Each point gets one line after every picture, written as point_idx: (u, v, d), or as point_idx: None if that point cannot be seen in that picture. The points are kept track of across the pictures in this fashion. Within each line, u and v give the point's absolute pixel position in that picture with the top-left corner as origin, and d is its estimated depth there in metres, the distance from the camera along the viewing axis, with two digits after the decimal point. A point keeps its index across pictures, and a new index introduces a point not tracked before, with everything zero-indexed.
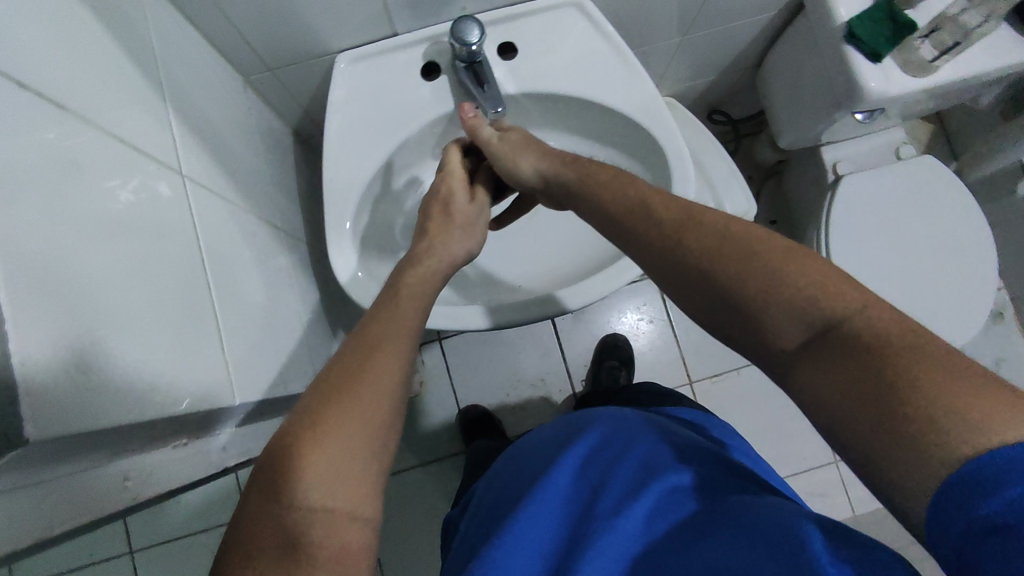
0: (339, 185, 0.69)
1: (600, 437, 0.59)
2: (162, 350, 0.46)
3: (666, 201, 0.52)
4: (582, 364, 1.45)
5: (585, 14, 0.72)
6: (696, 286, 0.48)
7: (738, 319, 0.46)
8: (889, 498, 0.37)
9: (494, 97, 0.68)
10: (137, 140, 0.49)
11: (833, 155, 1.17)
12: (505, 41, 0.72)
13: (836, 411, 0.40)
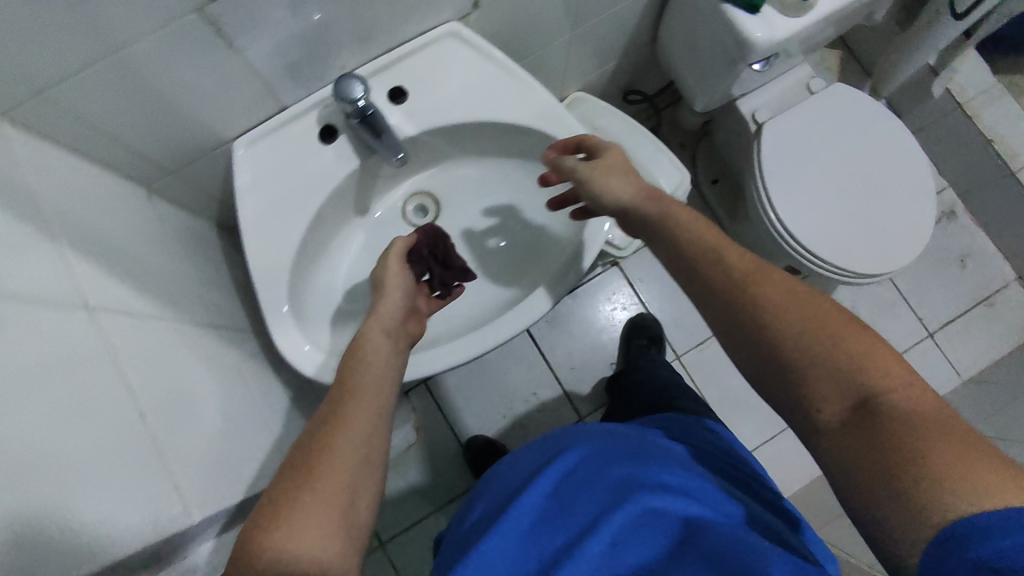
0: (267, 269, 0.69)
1: (578, 456, 0.59)
2: (100, 498, 0.45)
3: (739, 256, 0.56)
4: (569, 366, 1.45)
5: (464, 40, 0.72)
6: (748, 335, 0.53)
7: (781, 366, 0.52)
8: (885, 525, 0.44)
9: (393, 145, 0.71)
10: (39, 293, 0.47)
11: (749, 106, 1.19)
12: (393, 85, 0.72)
13: (863, 455, 0.46)
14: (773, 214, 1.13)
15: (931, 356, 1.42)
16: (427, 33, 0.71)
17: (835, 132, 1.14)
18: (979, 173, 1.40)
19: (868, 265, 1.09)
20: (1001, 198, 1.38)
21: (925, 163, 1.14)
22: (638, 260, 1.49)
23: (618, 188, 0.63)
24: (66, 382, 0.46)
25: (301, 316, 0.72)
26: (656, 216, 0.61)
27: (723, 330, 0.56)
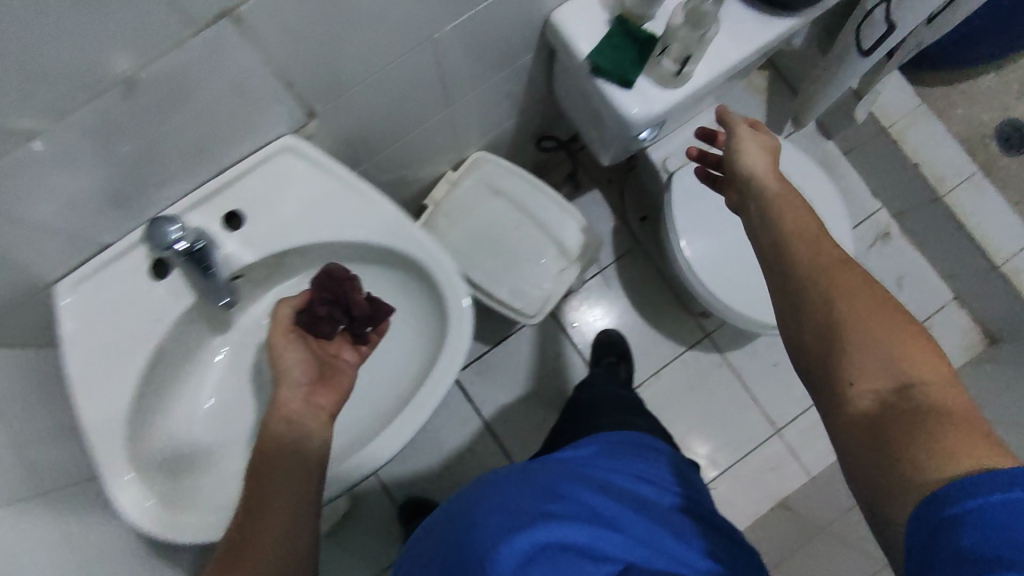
0: (100, 426, 0.64)
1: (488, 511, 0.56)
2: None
3: (832, 250, 0.60)
4: (504, 420, 1.41)
5: (302, 156, 0.67)
6: (801, 320, 0.58)
7: (821, 341, 0.55)
8: (879, 490, 0.47)
9: (218, 290, 0.65)
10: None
11: (661, 154, 1.14)
12: (228, 210, 0.66)
13: (877, 416, 0.49)
14: (688, 268, 1.09)
15: None
16: (259, 151, 0.66)
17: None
18: (910, 196, 1.36)
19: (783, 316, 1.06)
20: (932, 222, 1.35)
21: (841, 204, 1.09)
22: (570, 304, 1.44)
23: (757, 164, 0.70)
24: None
25: (148, 467, 0.67)
26: (768, 200, 0.67)
27: (786, 317, 0.60)
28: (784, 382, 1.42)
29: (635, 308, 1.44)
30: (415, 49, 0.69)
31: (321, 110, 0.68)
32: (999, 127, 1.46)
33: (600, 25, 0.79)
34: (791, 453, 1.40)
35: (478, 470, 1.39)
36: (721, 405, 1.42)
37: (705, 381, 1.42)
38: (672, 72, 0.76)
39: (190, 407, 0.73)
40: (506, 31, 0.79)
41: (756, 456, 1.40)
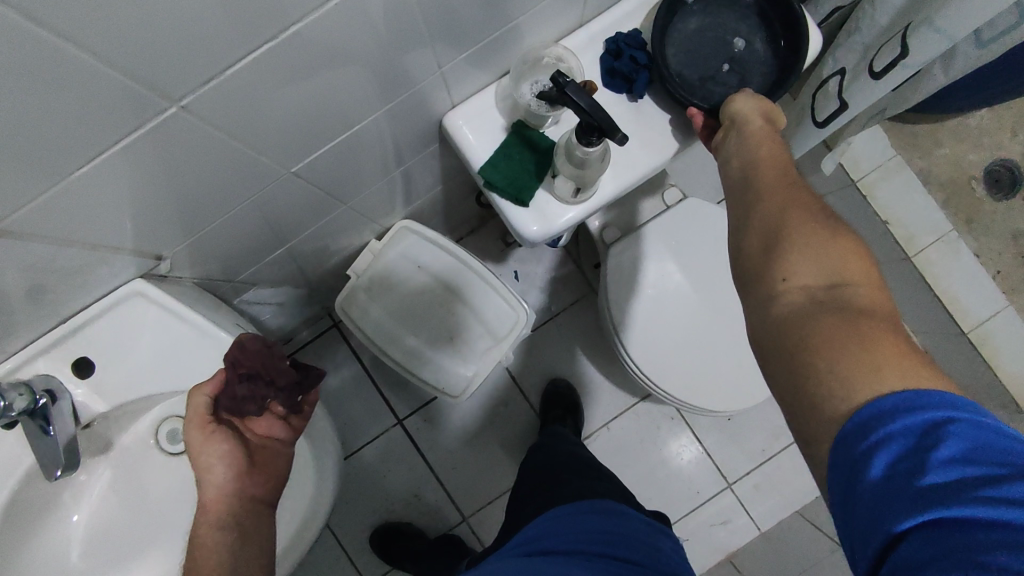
0: None
1: None
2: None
3: (782, 178, 0.55)
4: (450, 467, 1.37)
5: (153, 301, 0.63)
6: (752, 228, 0.53)
7: (769, 265, 0.50)
8: (800, 407, 0.45)
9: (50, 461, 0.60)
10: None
11: (600, 221, 1.06)
12: (77, 358, 0.63)
13: (804, 329, 0.46)
14: (627, 354, 1.02)
15: None
16: (105, 298, 0.62)
17: (685, 254, 1.02)
18: (883, 247, 1.27)
19: (722, 401, 1.02)
20: (905, 278, 1.26)
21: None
22: (522, 349, 1.39)
23: (744, 111, 0.64)
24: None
25: None
26: (747, 134, 0.61)
27: (739, 232, 0.55)
28: (740, 436, 1.37)
29: (588, 356, 1.39)
30: (277, 182, 0.66)
31: (172, 249, 0.64)
32: (988, 168, 1.34)
33: (499, 132, 0.73)
34: (744, 508, 1.35)
35: (424, 517, 1.36)
36: (674, 457, 1.37)
37: (657, 433, 1.37)
38: (569, 195, 0.70)
39: (64, 535, 0.71)
40: (396, 132, 0.73)
41: (706, 510, 1.36)
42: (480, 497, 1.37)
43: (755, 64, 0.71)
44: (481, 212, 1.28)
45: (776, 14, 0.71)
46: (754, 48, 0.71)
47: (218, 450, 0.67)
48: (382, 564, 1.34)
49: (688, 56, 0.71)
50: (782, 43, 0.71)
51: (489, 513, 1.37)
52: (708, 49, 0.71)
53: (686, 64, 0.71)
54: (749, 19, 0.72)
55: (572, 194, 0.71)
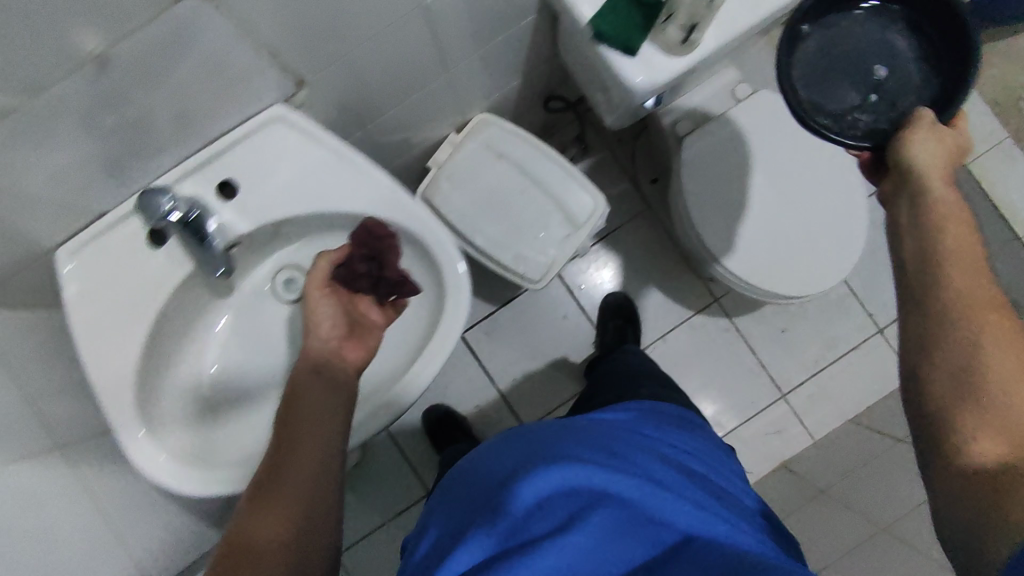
0: (109, 389, 0.67)
1: (499, 465, 0.58)
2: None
3: (967, 237, 0.57)
4: (511, 378, 1.41)
5: (294, 126, 0.66)
6: (919, 289, 0.57)
7: (941, 347, 0.53)
8: (978, 541, 0.45)
9: (213, 262, 0.66)
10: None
11: (671, 117, 1.09)
12: (223, 179, 0.66)
13: (995, 472, 0.47)
14: (694, 235, 1.07)
15: (878, 354, 1.38)
16: (250, 121, 0.66)
17: (752, 137, 1.05)
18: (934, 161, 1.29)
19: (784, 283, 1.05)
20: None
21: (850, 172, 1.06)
22: (579, 265, 1.43)
23: (925, 156, 0.60)
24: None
25: (160, 425, 0.71)
26: (920, 192, 0.59)
27: (908, 268, 0.59)
28: (791, 349, 1.40)
29: (643, 272, 1.42)
30: (401, 20, 0.69)
31: (307, 80, 0.67)
32: None
33: None
34: (797, 418, 1.39)
35: (483, 425, 1.40)
36: (728, 369, 1.41)
37: (710, 346, 1.41)
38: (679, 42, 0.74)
39: (197, 368, 0.77)
40: None
41: (761, 420, 1.40)
42: (539, 408, 1.41)
43: (906, 85, 0.70)
44: (543, 125, 1.32)
45: (931, 23, 0.69)
46: (906, 68, 0.70)
47: (325, 315, 0.71)
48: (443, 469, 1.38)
49: (834, 94, 0.70)
50: (937, 55, 0.69)
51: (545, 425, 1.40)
52: (847, 77, 0.71)
53: (825, 98, 0.71)
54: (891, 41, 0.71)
55: (682, 39, 0.74)
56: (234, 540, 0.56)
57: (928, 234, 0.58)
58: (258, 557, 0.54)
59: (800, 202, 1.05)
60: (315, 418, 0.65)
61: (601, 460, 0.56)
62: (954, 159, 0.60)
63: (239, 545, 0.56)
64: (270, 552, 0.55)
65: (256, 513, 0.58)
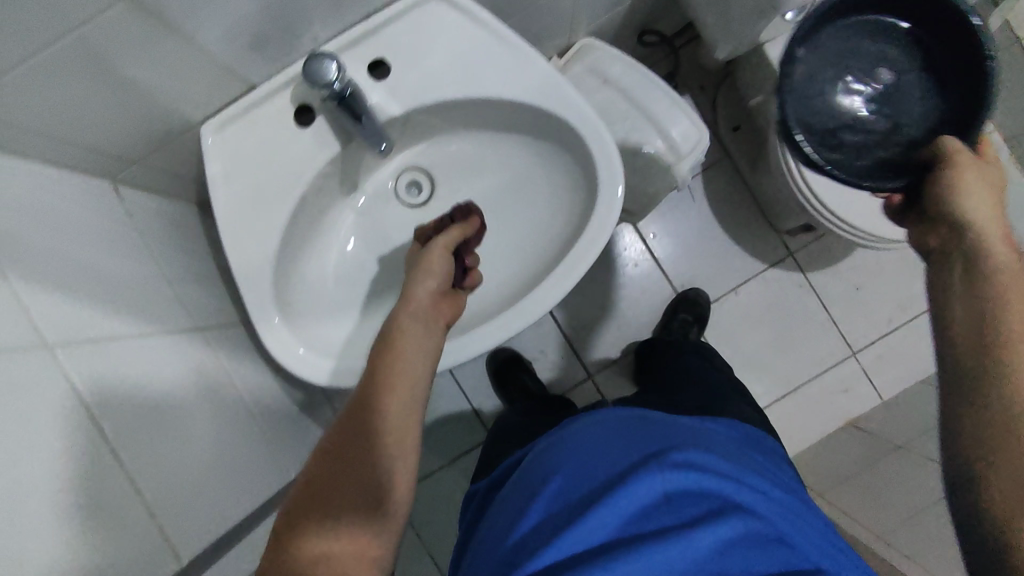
0: (250, 269, 0.65)
1: (619, 454, 0.57)
2: (91, 553, 0.45)
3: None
4: (579, 325, 1.39)
5: (453, 4, 0.63)
6: (989, 355, 0.47)
7: (973, 438, 0.45)
8: None
9: (376, 133, 0.63)
10: (6, 341, 0.43)
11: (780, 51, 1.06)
12: (374, 59, 0.64)
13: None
14: (794, 168, 1.03)
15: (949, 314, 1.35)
16: None
17: None
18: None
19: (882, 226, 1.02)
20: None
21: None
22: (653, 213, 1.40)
23: (974, 207, 0.54)
24: (36, 426, 0.43)
25: (292, 318, 0.69)
26: (972, 247, 0.53)
27: (958, 313, 0.50)
28: (857, 306, 1.39)
29: (717, 223, 1.40)
30: None
31: None
32: None
33: None
34: (866, 376, 1.38)
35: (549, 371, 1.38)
36: (798, 325, 1.39)
37: (783, 302, 1.39)
38: None
39: (322, 263, 0.74)
40: None
41: (830, 377, 1.38)
42: (606, 355, 1.39)
43: (906, 97, 0.65)
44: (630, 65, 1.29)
45: (932, 35, 0.64)
46: (948, 72, 0.62)
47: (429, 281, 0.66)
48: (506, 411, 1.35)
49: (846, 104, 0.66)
50: (937, 65, 0.63)
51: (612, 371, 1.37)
52: (828, 105, 0.67)
53: (811, 115, 0.67)
54: (890, 61, 0.66)
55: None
56: (313, 489, 0.54)
57: (1009, 283, 0.50)
58: (338, 514, 0.52)
59: None
60: (410, 382, 0.61)
61: (727, 468, 0.55)
62: (998, 201, 0.55)
63: (319, 497, 0.53)
64: (348, 513, 0.52)
65: (337, 466, 0.55)
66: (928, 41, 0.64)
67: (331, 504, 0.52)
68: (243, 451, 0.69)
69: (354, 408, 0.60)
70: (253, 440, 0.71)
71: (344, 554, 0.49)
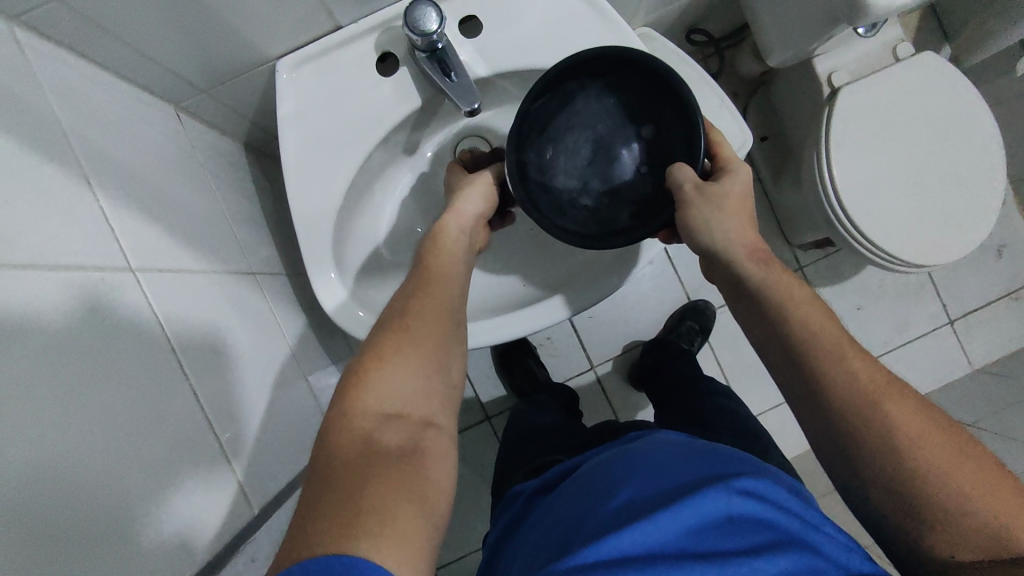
0: (309, 217, 0.63)
1: (686, 474, 0.51)
2: (174, 470, 0.45)
3: (823, 313, 0.50)
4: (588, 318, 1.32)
5: None
6: (808, 391, 0.48)
7: (840, 459, 0.46)
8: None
9: (467, 93, 0.60)
10: (100, 260, 0.43)
11: (827, 66, 1.07)
12: (466, 15, 0.62)
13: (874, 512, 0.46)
14: (827, 178, 1.02)
15: (946, 345, 1.33)
16: None
17: (895, 105, 1.01)
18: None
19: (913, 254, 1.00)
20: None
21: (1002, 165, 1.01)
22: None
23: (731, 234, 0.55)
24: (129, 344, 0.44)
25: (346, 276, 0.66)
26: (733, 269, 0.55)
27: (772, 350, 0.51)
28: (863, 328, 1.32)
29: None
30: None
31: None
32: None
33: None
34: None
35: (553, 360, 1.32)
36: None
37: None
38: None
39: (373, 223, 0.72)
40: None
41: None
42: None
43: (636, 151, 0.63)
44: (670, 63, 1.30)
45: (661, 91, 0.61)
46: (661, 112, 0.62)
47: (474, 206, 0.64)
48: (508, 396, 1.29)
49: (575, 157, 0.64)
50: (649, 105, 0.62)
51: (619, 364, 1.32)
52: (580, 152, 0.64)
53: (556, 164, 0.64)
54: (596, 102, 0.63)
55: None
56: (364, 377, 0.47)
57: (795, 314, 0.50)
58: (393, 409, 0.46)
59: (939, 176, 1.00)
60: (454, 290, 0.57)
61: (795, 506, 0.49)
62: (750, 213, 0.58)
63: (373, 386, 0.47)
64: (402, 409, 0.47)
65: (389, 359, 0.49)
66: (624, 87, 0.63)
67: (386, 396, 0.47)
68: (284, 409, 0.66)
69: (397, 307, 0.54)
70: (286, 397, 0.68)
71: (401, 446, 0.44)
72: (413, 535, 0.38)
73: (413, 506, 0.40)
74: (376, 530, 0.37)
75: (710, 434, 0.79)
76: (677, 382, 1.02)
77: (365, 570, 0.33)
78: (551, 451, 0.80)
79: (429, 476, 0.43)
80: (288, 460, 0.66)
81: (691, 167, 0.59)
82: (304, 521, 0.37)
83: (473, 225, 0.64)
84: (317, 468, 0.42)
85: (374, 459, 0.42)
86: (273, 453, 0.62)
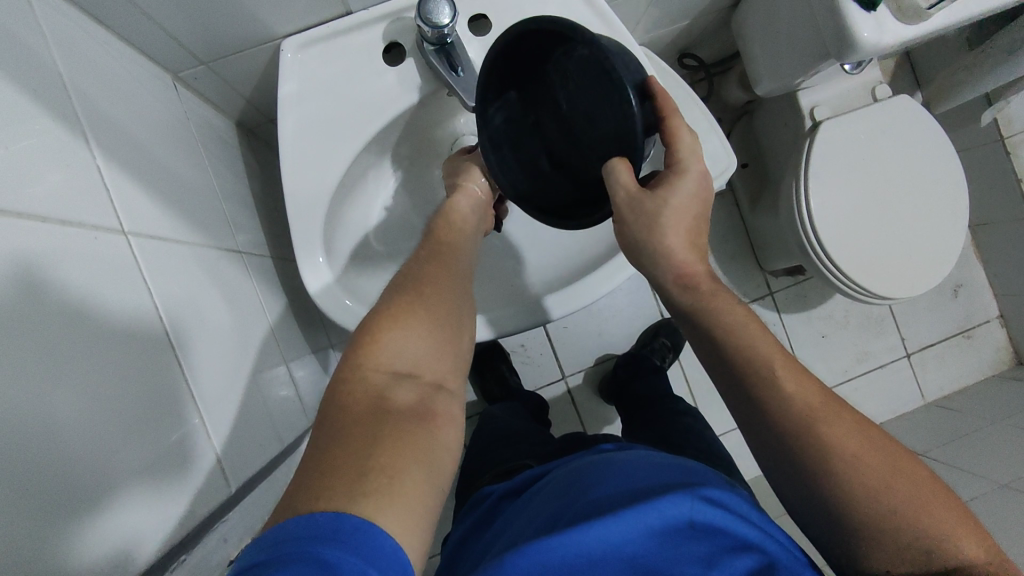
0: (302, 198, 0.62)
1: (650, 481, 0.50)
2: (151, 448, 0.43)
3: (763, 333, 0.50)
4: (562, 328, 1.33)
5: None
6: (751, 408, 0.48)
7: (785, 474, 0.47)
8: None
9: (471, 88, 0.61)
10: (95, 220, 0.43)
11: (810, 99, 1.11)
12: (477, 13, 0.63)
13: (814, 526, 0.46)
14: (805, 211, 1.06)
15: (902, 376, 1.38)
16: None
17: (869, 144, 1.06)
18: (1000, 207, 1.29)
19: (881, 287, 1.04)
20: (1012, 239, 1.29)
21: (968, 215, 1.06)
22: None
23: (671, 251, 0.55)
24: (120, 304, 0.43)
25: (335, 263, 0.66)
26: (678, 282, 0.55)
27: (716, 367, 0.52)
28: (826, 355, 1.37)
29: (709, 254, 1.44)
30: None
31: None
32: None
33: None
34: None
35: (526, 368, 1.32)
36: None
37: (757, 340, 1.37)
38: (922, 10, 0.76)
39: (366, 213, 0.72)
40: None
41: None
42: None
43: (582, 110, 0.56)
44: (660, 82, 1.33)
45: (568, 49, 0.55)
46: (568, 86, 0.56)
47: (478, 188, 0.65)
48: (478, 401, 1.29)
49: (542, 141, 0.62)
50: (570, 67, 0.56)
51: (591, 375, 1.33)
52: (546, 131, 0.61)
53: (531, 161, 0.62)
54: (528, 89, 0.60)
55: (924, 6, 0.76)
56: (380, 333, 0.47)
57: (732, 337, 0.51)
58: (405, 367, 0.46)
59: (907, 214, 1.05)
60: (463, 261, 0.57)
61: (757, 518, 0.49)
62: (692, 223, 0.56)
63: (388, 343, 0.46)
64: (414, 370, 0.47)
65: (404, 319, 0.48)
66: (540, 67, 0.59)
67: (399, 354, 0.46)
68: (262, 392, 0.64)
69: (414, 271, 0.54)
70: (265, 381, 0.66)
71: (413, 406, 0.44)
72: (416, 499, 0.38)
73: (418, 469, 0.40)
74: (380, 494, 0.36)
75: (678, 450, 0.80)
76: (647, 398, 1.03)
77: (374, 538, 0.34)
78: (524, 456, 0.80)
79: (435, 439, 0.43)
80: (270, 444, 0.64)
81: (624, 175, 0.54)
82: (312, 473, 0.37)
83: (482, 204, 0.65)
84: (325, 421, 0.41)
85: (385, 416, 0.42)
86: (252, 434, 0.60)
